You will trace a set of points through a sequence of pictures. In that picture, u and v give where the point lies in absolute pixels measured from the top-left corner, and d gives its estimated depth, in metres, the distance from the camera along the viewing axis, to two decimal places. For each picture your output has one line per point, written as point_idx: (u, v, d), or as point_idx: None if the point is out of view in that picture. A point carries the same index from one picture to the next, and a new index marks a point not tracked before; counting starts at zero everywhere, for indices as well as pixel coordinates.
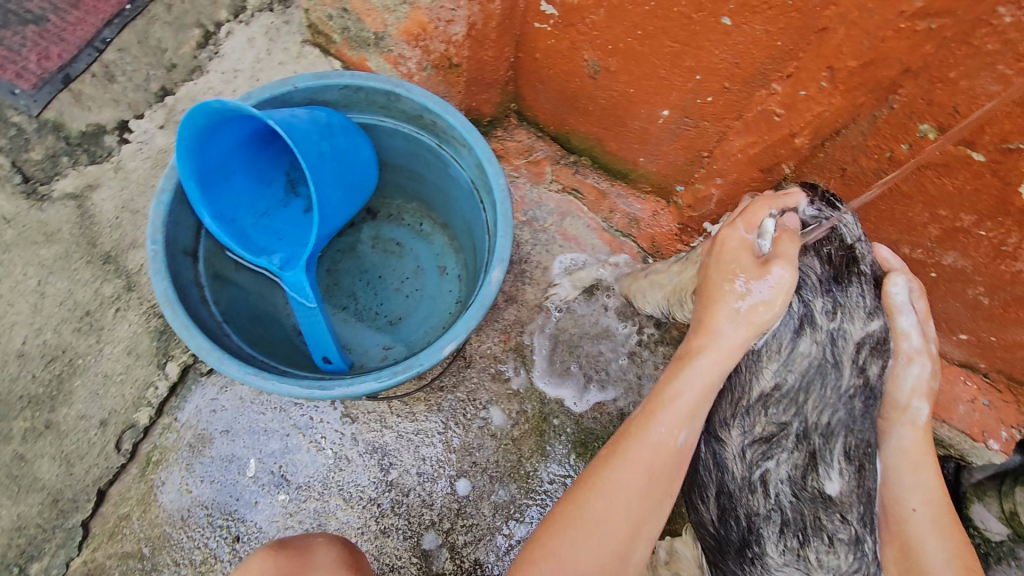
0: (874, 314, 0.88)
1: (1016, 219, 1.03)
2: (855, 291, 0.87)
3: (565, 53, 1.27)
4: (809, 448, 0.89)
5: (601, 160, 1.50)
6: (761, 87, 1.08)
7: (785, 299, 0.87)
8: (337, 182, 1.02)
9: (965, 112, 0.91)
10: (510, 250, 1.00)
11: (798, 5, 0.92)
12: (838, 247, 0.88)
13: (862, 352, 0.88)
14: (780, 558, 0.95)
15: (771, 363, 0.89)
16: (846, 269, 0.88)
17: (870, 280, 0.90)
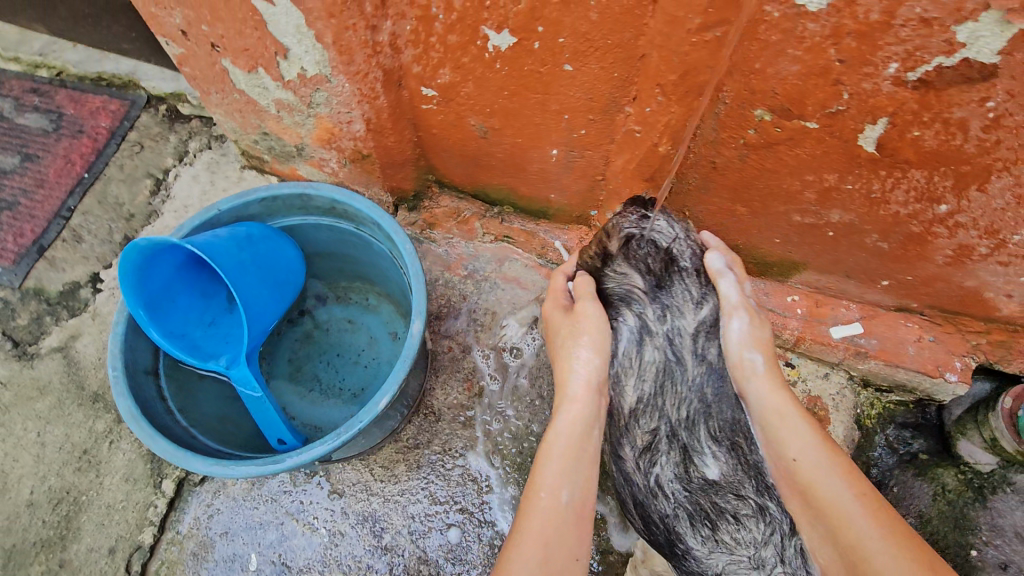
0: (701, 304, 1.08)
1: (869, 167, 1.14)
2: (679, 289, 1.08)
3: (455, 124, 1.44)
4: (680, 446, 1.07)
5: (521, 205, 1.65)
6: (618, 111, 1.22)
7: (624, 315, 1.11)
8: (262, 281, 1.16)
9: (783, 92, 1.04)
10: (427, 302, 1.12)
11: (616, 42, 1.08)
12: (657, 255, 1.08)
13: (699, 340, 1.07)
14: (701, 541, 1.10)
15: (630, 375, 1.10)
16: (669, 272, 1.09)
17: (698, 268, 1.10)
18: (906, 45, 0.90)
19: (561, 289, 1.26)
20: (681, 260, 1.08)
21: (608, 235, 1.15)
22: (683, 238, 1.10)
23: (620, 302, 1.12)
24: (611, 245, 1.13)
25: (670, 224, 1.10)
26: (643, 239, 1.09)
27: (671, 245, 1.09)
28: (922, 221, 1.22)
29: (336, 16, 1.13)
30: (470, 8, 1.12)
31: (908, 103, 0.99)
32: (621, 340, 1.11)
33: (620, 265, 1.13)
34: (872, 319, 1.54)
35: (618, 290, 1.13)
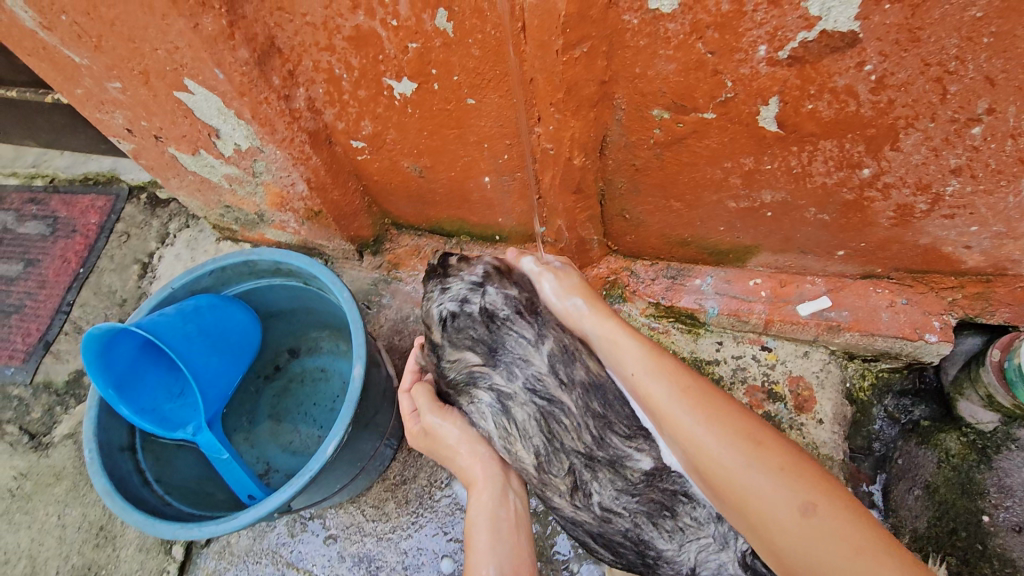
0: (540, 339, 1.03)
1: (780, 145, 1.13)
2: (512, 340, 1.01)
3: (392, 168, 1.50)
4: (602, 463, 1.05)
5: (475, 232, 1.69)
6: (530, 132, 1.26)
7: (479, 396, 1.04)
8: (214, 348, 1.24)
9: (671, 89, 1.07)
10: (366, 345, 1.17)
11: (505, 71, 1.12)
12: (475, 324, 1.00)
13: (559, 372, 1.03)
14: (671, 545, 1.07)
15: (517, 441, 1.03)
16: (494, 333, 1.01)
17: (519, 311, 1.02)
18: (765, 27, 0.92)
19: (409, 410, 1.22)
20: (499, 313, 1.01)
21: (425, 321, 1.06)
22: (493, 287, 1.02)
23: (470, 386, 1.04)
24: (432, 336, 1.05)
25: (479, 276, 1.03)
26: (455, 321, 1.01)
27: (489, 307, 1.01)
28: (852, 187, 1.19)
29: (248, 94, 1.21)
30: (367, 64, 1.18)
31: (790, 79, 1.00)
32: (489, 416, 1.04)
33: (450, 352, 1.05)
34: (841, 290, 1.50)
35: (460, 376, 1.05)
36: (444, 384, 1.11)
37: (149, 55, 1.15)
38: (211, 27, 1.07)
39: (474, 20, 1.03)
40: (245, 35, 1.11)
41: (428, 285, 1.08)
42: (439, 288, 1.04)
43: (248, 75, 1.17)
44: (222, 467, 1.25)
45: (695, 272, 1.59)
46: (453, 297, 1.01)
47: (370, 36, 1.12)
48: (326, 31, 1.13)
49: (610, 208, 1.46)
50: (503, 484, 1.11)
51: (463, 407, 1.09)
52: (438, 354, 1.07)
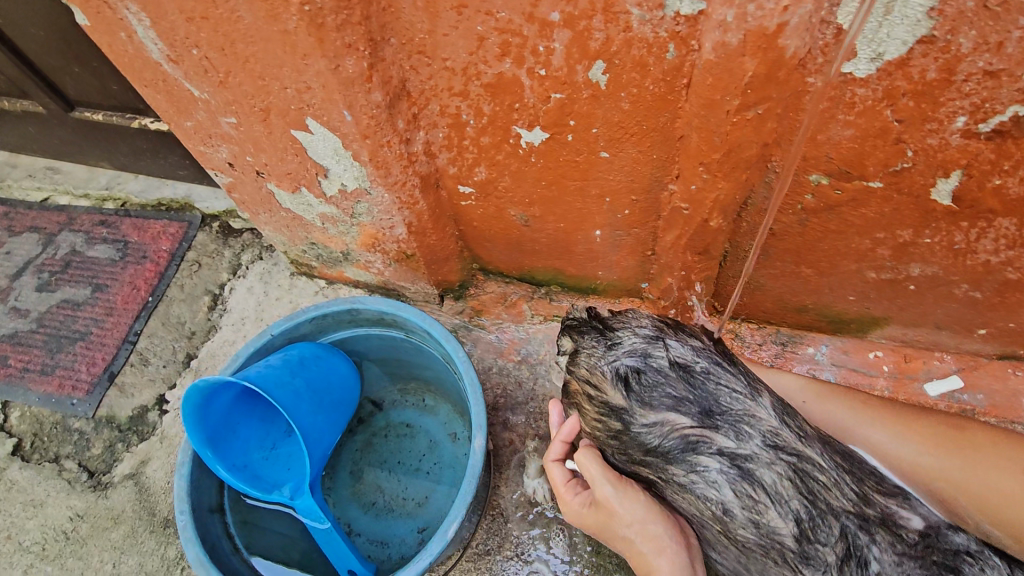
0: (759, 393, 0.97)
1: (948, 220, 1.05)
2: (725, 394, 0.95)
3: (495, 215, 1.43)
4: (876, 523, 0.94)
5: (569, 283, 1.62)
6: (662, 189, 1.19)
7: (704, 464, 0.93)
8: (317, 407, 1.20)
9: (839, 155, 0.99)
10: (485, 415, 1.15)
11: (652, 127, 1.06)
12: (672, 380, 0.95)
13: (794, 426, 0.96)
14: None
15: (768, 508, 0.91)
16: (696, 387, 0.95)
17: (714, 361, 0.98)
18: (971, 98, 0.84)
19: (564, 479, 1.19)
20: (693, 364, 0.96)
21: (597, 389, 0.99)
22: (672, 338, 0.99)
23: (687, 454, 0.93)
24: (613, 401, 0.97)
25: (645, 325, 1.01)
26: (642, 375, 0.96)
27: (679, 354, 0.97)
28: (1018, 268, 1.10)
29: (371, 137, 1.16)
30: (500, 111, 1.12)
31: (983, 154, 0.91)
32: (714, 487, 0.93)
33: (645, 416, 0.95)
34: (973, 370, 1.39)
35: (671, 444, 0.94)
36: (627, 454, 1.00)
37: (276, 93, 1.10)
38: (351, 69, 1.02)
39: (633, 73, 0.96)
40: (381, 78, 1.05)
41: (578, 348, 1.03)
42: (600, 346, 1.01)
43: (376, 118, 1.11)
44: (319, 535, 1.20)
45: (809, 339, 1.48)
46: (624, 351, 0.98)
47: (511, 84, 1.06)
48: (464, 77, 1.07)
49: (727, 270, 1.36)
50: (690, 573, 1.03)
51: (676, 481, 0.96)
52: (624, 416, 0.97)
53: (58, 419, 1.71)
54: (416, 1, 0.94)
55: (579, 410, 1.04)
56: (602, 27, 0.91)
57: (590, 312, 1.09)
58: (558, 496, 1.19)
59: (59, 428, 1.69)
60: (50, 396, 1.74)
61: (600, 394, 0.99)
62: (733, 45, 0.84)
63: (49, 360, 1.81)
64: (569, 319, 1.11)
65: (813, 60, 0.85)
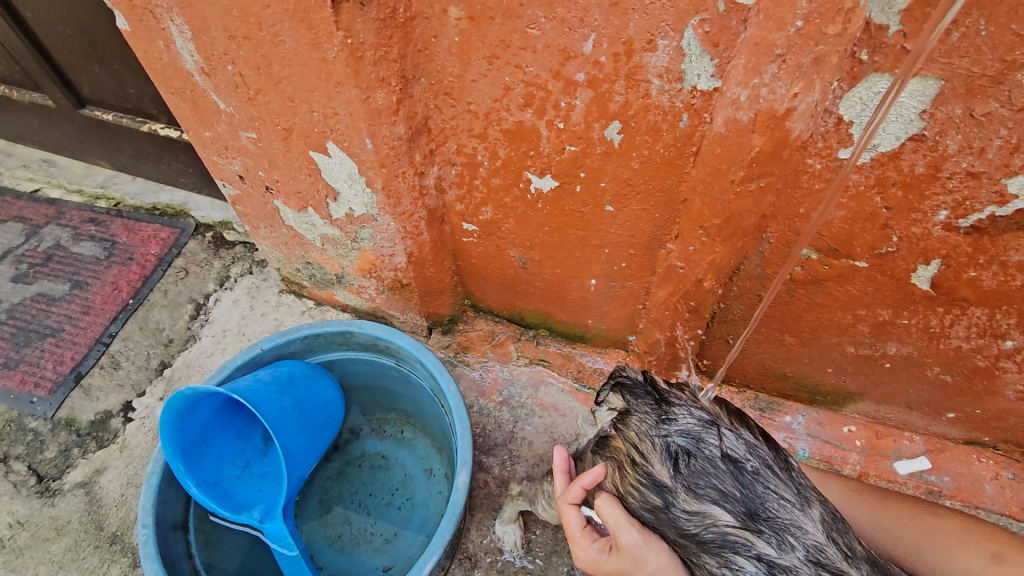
0: (808, 507, 0.88)
1: (925, 304, 1.11)
2: (771, 498, 0.87)
3: (494, 255, 1.46)
4: None
5: (557, 328, 1.64)
6: (660, 247, 1.24)
7: (739, 567, 0.83)
8: (301, 428, 1.19)
9: (828, 234, 1.06)
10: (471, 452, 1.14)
11: (658, 188, 1.11)
12: (721, 473, 0.89)
13: (840, 549, 0.87)
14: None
15: None
16: (744, 485, 0.88)
17: (766, 463, 0.91)
18: (954, 195, 0.91)
19: (580, 526, 1.06)
20: (745, 460, 0.90)
21: (643, 457, 0.95)
22: (729, 430, 0.93)
23: (725, 551, 0.84)
24: (658, 476, 0.92)
25: (701, 410, 0.96)
26: (691, 456, 0.90)
27: (733, 448, 0.91)
28: (987, 356, 1.16)
29: (387, 166, 1.19)
30: (515, 156, 1.17)
31: (961, 247, 0.98)
32: None
33: (687, 500, 0.88)
34: (940, 452, 1.43)
35: (708, 536, 0.86)
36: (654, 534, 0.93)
37: (302, 115, 1.13)
38: (380, 101, 1.06)
39: (646, 137, 1.03)
40: (406, 112, 1.10)
41: (632, 409, 1.00)
42: (652, 417, 0.97)
43: (395, 149, 1.15)
44: (284, 564, 1.15)
45: (787, 408, 1.52)
46: (678, 429, 0.93)
47: (529, 132, 1.11)
48: (485, 121, 1.12)
49: (715, 331, 1.40)
50: None
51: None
52: (664, 495, 0.91)
53: (13, 417, 1.63)
54: (450, 47, 1.01)
55: (616, 471, 1.00)
56: (623, 92, 0.97)
57: (642, 377, 1.05)
58: (573, 541, 1.07)
59: (12, 426, 1.62)
60: (9, 392, 1.67)
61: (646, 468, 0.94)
62: (743, 122, 0.90)
63: (13, 355, 1.75)
64: (613, 378, 1.10)
65: (814, 144, 0.92)
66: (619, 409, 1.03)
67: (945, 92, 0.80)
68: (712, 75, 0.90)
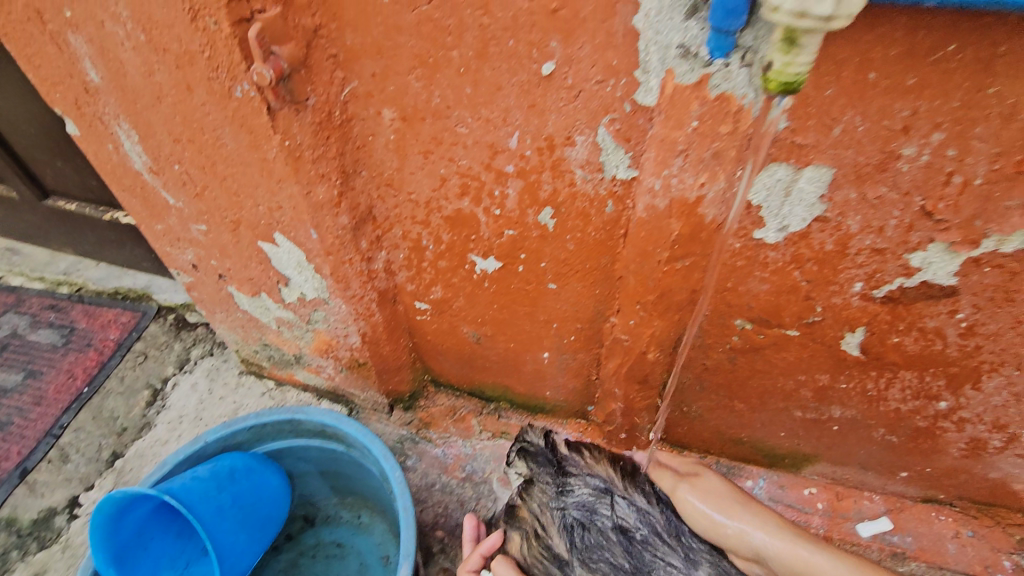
0: (690, 569, 1.04)
1: (858, 369, 1.14)
2: (657, 564, 1.04)
3: (448, 330, 1.47)
4: None
5: (517, 400, 1.64)
6: (605, 319, 1.27)
7: None
8: (241, 525, 1.17)
9: (758, 305, 1.10)
10: (416, 542, 1.11)
11: (594, 266, 1.15)
12: (612, 545, 1.06)
13: None
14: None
15: None
16: (633, 555, 1.05)
17: (655, 530, 1.08)
18: (864, 268, 0.96)
19: None
20: (635, 530, 1.07)
21: (544, 531, 1.10)
22: (622, 501, 1.10)
23: None
24: (558, 550, 1.07)
25: (595, 479, 1.13)
26: (586, 529, 1.08)
27: (621, 518, 1.09)
28: (926, 416, 1.19)
29: (334, 254, 1.22)
30: (457, 240, 1.22)
31: (880, 315, 1.02)
32: None
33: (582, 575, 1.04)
34: (900, 512, 1.43)
35: None
36: None
37: (248, 208, 1.17)
38: (322, 195, 1.10)
39: (576, 221, 1.08)
40: (349, 204, 1.15)
41: (535, 480, 1.16)
42: (551, 491, 1.13)
43: (341, 238, 1.19)
44: None
45: (747, 472, 1.51)
46: (573, 501, 1.11)
47: (468, 219, 1.16)
48: (426, 209, 1.17)
49: (669, 398, 1.42)
50: None
51: None
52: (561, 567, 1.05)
53: None
54: (387, 144, 1.07)
55: (523, 543, 1.10)
56: (550, 181, 1.03)
57: (544, 445, 1.20)
58: None
59: None
60: None
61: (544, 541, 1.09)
62: (661, 208, 0.95)
63: None
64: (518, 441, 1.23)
65: (730, 225, 0.97)
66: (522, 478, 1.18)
67: (838, 178, 0.86)
68: (629, 166, 0.96)
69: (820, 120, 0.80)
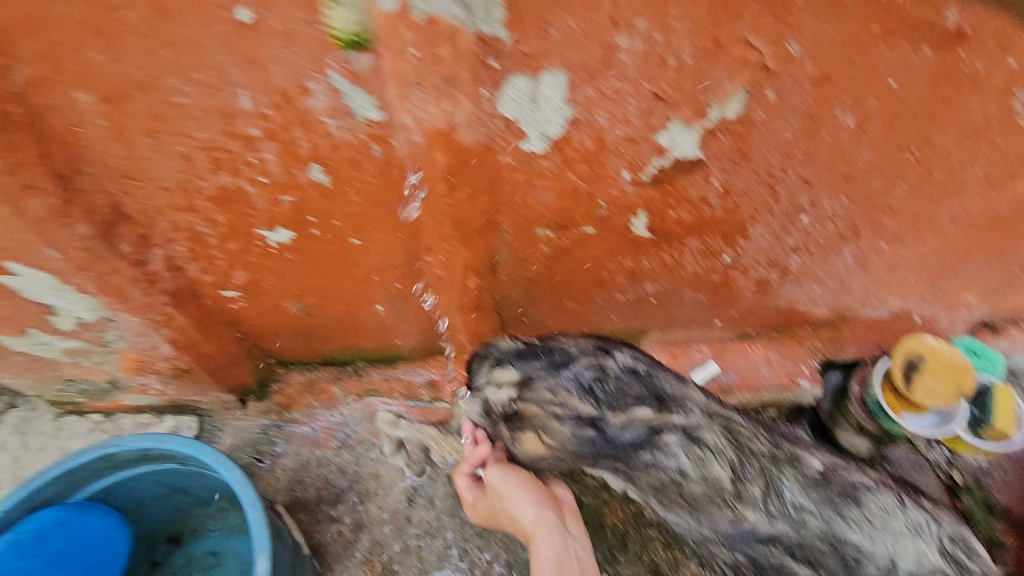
0: (687, 380, 1.38)
1: (653, 246, 1.25)
2: (668, 380, 1.36)
3: (271, 311, 1.39)
4: (785, 463, 1.26)
5: (372, 355, 1.62)
6: (421, 259, 1.23)
7: (666, 441, 1.27)
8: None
9: (551, 213, 1.14)
10: (269, 536, 1.08)
11: (389, 212, 1.11)
12: (628, 384, 1.33)
13: (713, 400, 1.35)
14: (866, 538, 1.17)
15: (712, 462, 1.25)
16: (646, 384, 1.33)
17: (649, 363, 1.38)
18: (625, 158, 1.02)
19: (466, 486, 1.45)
20: (640, 365, 1.36)
21: (565, 406, 1.30)
22: (622, 353, 1.39)
23: (652, 438, 1.28)
24: (586, 411, 1.29)
25: (582, 350, 1.39)
26: (598, 382, 1.32)
27: (621, 364, 1.36)
28: (718, 271, 1.34)
29: (93, 268, 1.07)
30: (235, 219, 1.11)
31: (653, 196, 1.11)
32: (668, 454, 1.26)
33: (614, 417, 1.29)
34: (723, 352, 1.65)
35: (627, 435, 1.29)
36: (600, 453, 1.31)
37: None
38: (40, 210, 0.95)
39: (350, 171, 1.01)
40: (84, 210, 0.99)
41: (539, 375, 1.34)
42: (554, 376, 1.33)
43: (92, 250, 1.04)
44: None
45: None
46: (575, 371, 1.34)
47: (236, 194, 1.05)
48: (184, 194, 1.04)
49: (510, 315, 1.47)
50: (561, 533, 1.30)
51: (644, 462, 1.28)
52: (594, 421, 1.29)
53: None
54: (99, 132, 0.91)
55: (546, 428, 1.31)
56: (304, 137, 0.95)
57: (526, 349, 1.41)
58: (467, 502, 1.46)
59: None
60: None
61: (570, 409, 1.30)
62: (420, 143, 0.92)
63: None
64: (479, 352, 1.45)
65: (496, 144, 0.97)
66: (514, 380, 1.35)
67: (573, 79, 0.87)
68: (376, 105, 0.88)
69: (535, 25, 0.79)
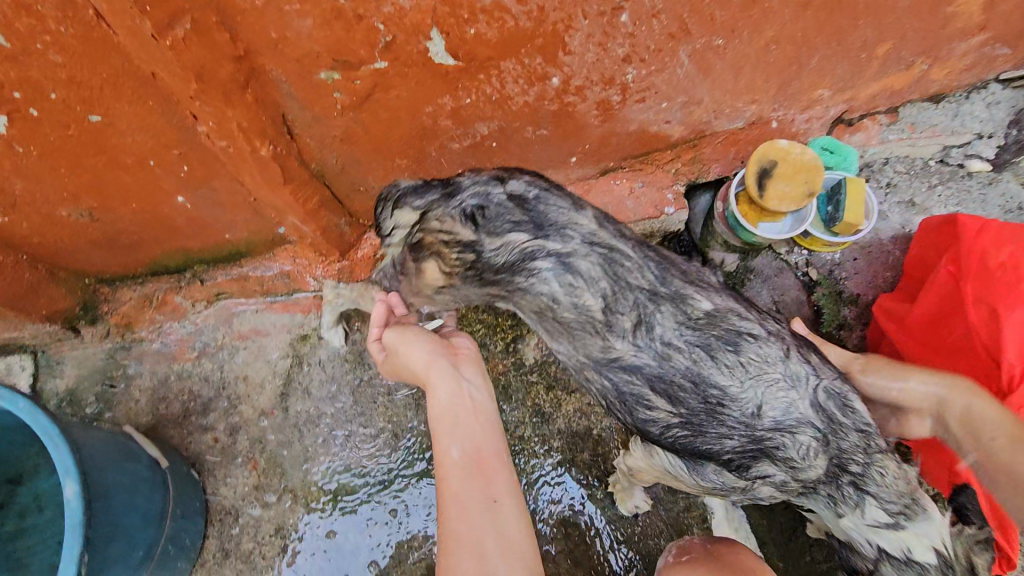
0: (580, 205, 1.15)
1: (466, 77, 1.09)
2: (551, 209, 1.12)
3: (50, 222, 1.20)
4: (666, 299, 1.12)
5: (206, 256, 1.43)
6: (193, 131, 1.03)
7: (537, 268, 1.10)
8: None
9: (325, 49, 0.95)
10: (76, 457, 1.08)
11: (115, 73, 0.89)
12: (511, 208, 1.12)
13: (607, 230, 1.15)
14: (736, 384, 1.11)
15: (584, 291, 1.10)
16: (530, 209, 1.12)
17: (544, 189, 1.15)
18: None
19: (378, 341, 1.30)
20: (527, 194, 1.13)
21: (449, 232, 1.15)
22: (513, 181, 1.15)
23: (525, 262, 1.11)
24: (462, 235, 1.14)
25: (477, 181, 1.17)
26: (472, 209, 1.13)
27: (511, 190, 1.14)
28: (552, 98, 1.20)
29: None
30: None
31: (437, 9, 0.93)
32: (538, 280, 1.11)
33: (490, 241, 1.12)
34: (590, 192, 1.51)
35: (500, 260, 1.13)
36: (477, 277, 1.17)
37: None
38: None
39: (27, 20, 0.79)
40: None
41: (432, 204, 1.19)
42: (443, 203, 1.17)
43: None
44: None
45: None
46: (461, 199, 1.15)
47: None
48: None
49: (339, 185, 1.31)
50: (454, 372, 1.12)
51: (518, 288, 1.14)
52: (466, 246, 1.14)
53: None
54: None
55: (434, 250, 1.18)
56: None
57: (427, 184, 1.23)
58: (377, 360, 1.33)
59: None
60: None
61: (445, 233, 1.15)
62: None
63: None
64: (397, 190, 1.28)
65: None
66: (414, 205, 1.22)
67: None
68: None
69: None
